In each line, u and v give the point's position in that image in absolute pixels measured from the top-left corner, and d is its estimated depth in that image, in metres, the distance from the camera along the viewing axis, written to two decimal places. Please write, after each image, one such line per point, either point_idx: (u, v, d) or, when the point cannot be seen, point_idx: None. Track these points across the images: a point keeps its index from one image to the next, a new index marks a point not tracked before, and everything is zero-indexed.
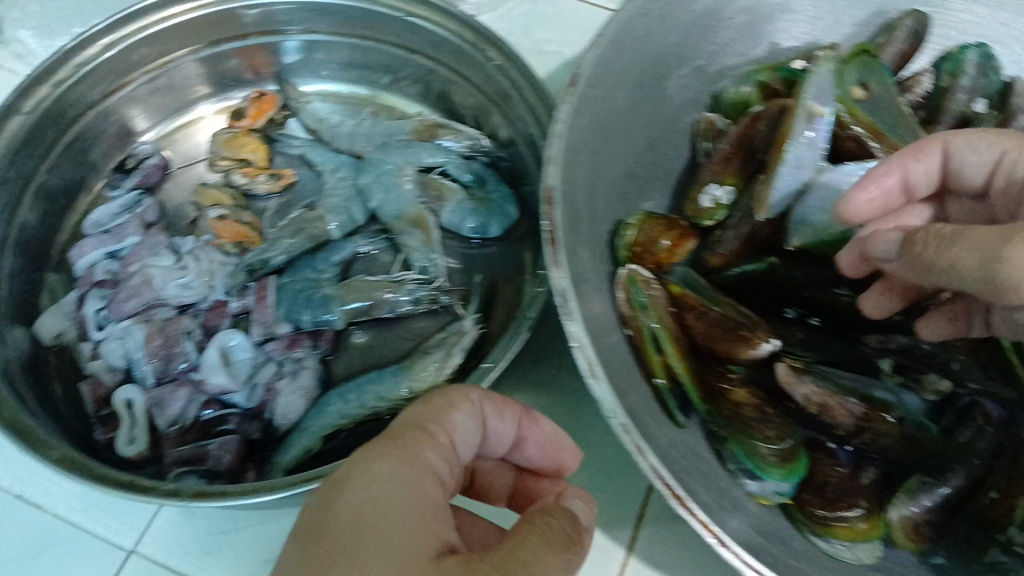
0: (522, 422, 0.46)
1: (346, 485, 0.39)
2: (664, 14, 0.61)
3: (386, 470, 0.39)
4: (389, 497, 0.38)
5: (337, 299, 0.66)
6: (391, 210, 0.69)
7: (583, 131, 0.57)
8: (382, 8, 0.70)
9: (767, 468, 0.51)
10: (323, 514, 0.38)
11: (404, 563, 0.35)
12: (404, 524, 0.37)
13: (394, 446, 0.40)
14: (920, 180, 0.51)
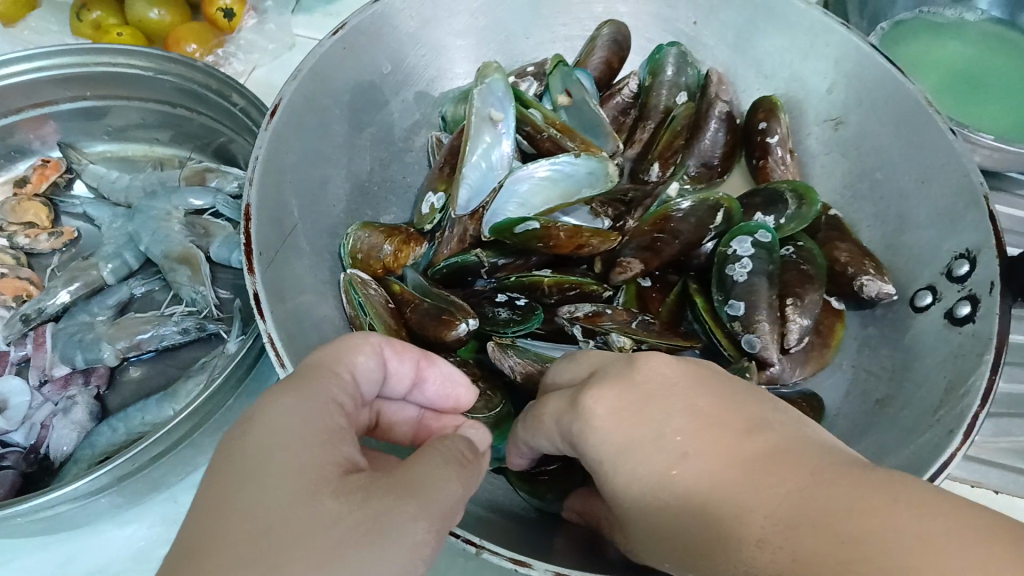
0: (422, 362, 0.49)
1: (255, 422, 0.40)
2: (369, 45, 0.67)
3: (298, 401, 0.40)
4: (294, 423, 0.39)
5: (106, 338, 0.70)
6: (158, 250, 0.75)
7: (291, 152, 0.62)
8: (136, 70, 0.75)
9: None
10: (234, 449, 0.39)
11: (312, 484, 0.37)
12: (312, 447, 0.38)
13: (298, 381, 0.42)
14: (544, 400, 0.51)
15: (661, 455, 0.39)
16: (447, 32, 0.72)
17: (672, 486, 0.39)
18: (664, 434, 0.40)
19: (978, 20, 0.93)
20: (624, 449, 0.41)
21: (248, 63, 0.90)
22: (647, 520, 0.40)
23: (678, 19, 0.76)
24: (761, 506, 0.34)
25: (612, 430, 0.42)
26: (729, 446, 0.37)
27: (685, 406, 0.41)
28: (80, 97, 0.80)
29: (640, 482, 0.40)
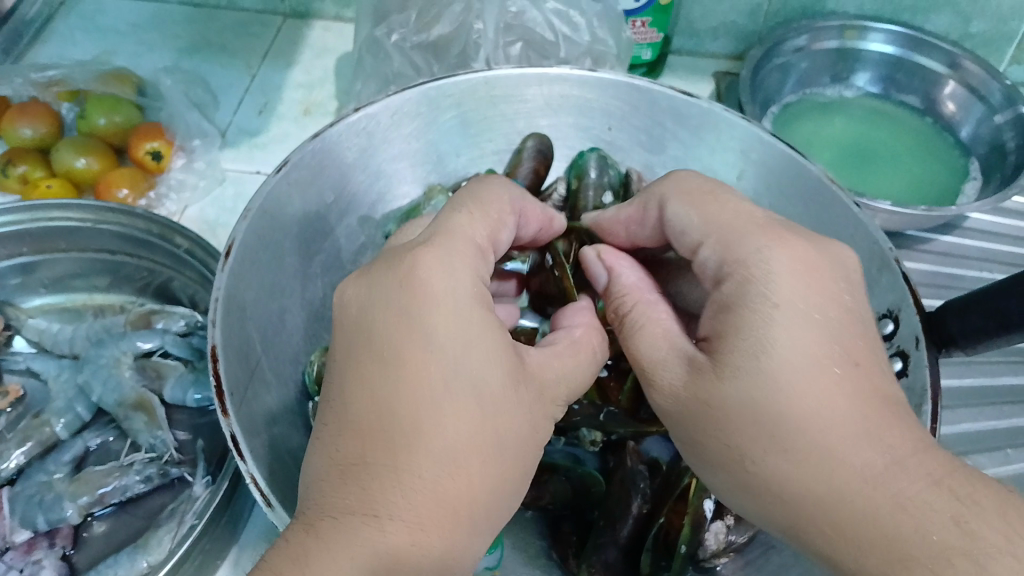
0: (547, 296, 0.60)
1: (428, 294, 0.46)
2: (312, 177, 0.70)
3: (458, 276, 0.47)
4: (466, 301, 0.46)
5: (68, 495, 0.69)
6: (112, 399, 0.74)
7: (247, 289, 0.63)
8: (76, 220, 0.76)
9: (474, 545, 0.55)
10: (414, 316, 0.45)
11: (489, 374, 0.45)
12: (483, 332, 0.46)
13: (445, 257, 0.48)
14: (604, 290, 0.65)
15: (816, 353, 0.46)
16: (383, 158, 0.76)
17: (805, 391, 0.46)
18: (813, 336, 0.47)
19: (856, 97, 1.03)
20: (786, 325, 0.47)
21: (181, 201, 0.91)
22: (752, 391, 0.47)
23: (591, 128, 0.82)
24: (878, 462, 0.44)
25: (780, 310, 0.47)
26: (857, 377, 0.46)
27: (819, 363, 0.46)
28: (18, 253, 0.79)
29: (776, 366, 0.46)
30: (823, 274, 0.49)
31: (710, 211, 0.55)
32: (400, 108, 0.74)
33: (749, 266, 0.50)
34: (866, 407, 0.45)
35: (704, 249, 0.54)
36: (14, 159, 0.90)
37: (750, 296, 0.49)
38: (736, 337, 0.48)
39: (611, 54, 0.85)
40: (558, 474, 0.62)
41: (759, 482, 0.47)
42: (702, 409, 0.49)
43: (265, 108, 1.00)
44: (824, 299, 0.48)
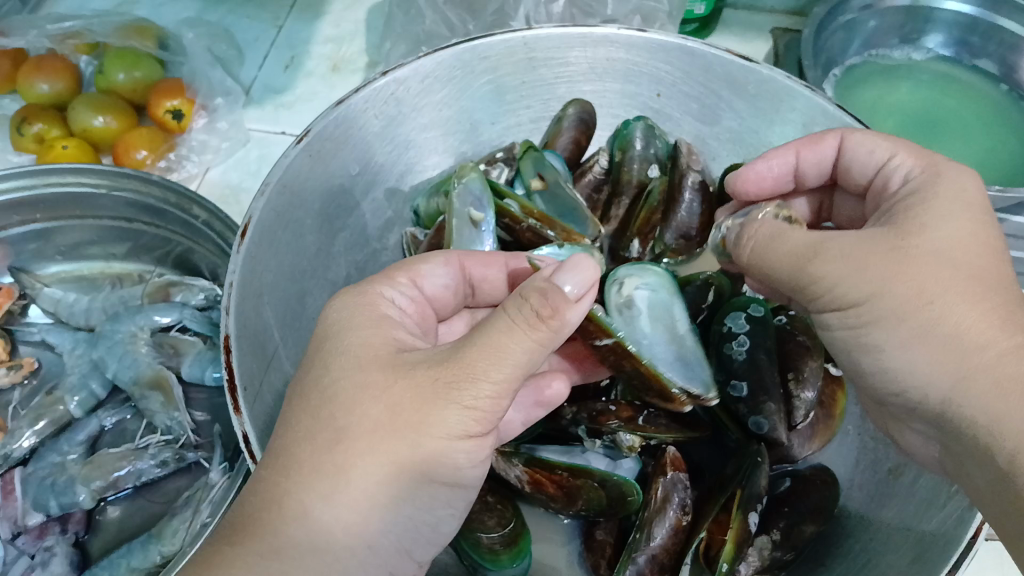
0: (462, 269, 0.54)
1: (329, 335, 0.44)
2: (337, 148, 0.66)
3: (355, 313, 0.44)
4: (357, 331, 0.43)
5: (80, 479, 0.66)
6: (128, 377, 0.71)
7: (263, 274, 0.59)
8: (89, 188, 0.73)
9: (497, 559, 0.54)
10: (325, 353, 0.43)
11: (367, 365, 0.41)
12: (370, 335, 0.43)
13: (364, 293, 0.46)
14: (808, 169, 0.57)
15: (976, 253, 0.43)
16: (411, 128, 0.71)
17: (971, 258, 0.43)
18: (970, 241, 0.43)
19: (924, 60, 0.95)
20: (959, 223, 0.44)
21: (202, 164, 0.87)
22: (899, 279, 0.43)
23: (635, 94, 0.75)
24: (1011, 360, 0.40)
25: (955, 213, 0.44)
26: (993, 286, 0.42)
27: (976, 250, 0.43)
28: (30, 220, 0.76)
29: (925, 254, 0.43)
30: (973, 188, 0.46)
31: (891, 139, 0.52)
32: (431, 73, 0.68)
33: (919, 192, 0.46)
34: (1000, 317, 0.41)
35: (893, 160, 0.51)
36: (29, 117, 0.85)
37: (924, 198, 0.46)
38: (913, 217, 0.44)
39: (663, 11, 0.78)
40: (591, 480, 0.57)
41: (892, 353, 0.44)
42: (863, 273, 0.43)
43: (292, 64, 0.95)
44: (987, 226, 0.45)
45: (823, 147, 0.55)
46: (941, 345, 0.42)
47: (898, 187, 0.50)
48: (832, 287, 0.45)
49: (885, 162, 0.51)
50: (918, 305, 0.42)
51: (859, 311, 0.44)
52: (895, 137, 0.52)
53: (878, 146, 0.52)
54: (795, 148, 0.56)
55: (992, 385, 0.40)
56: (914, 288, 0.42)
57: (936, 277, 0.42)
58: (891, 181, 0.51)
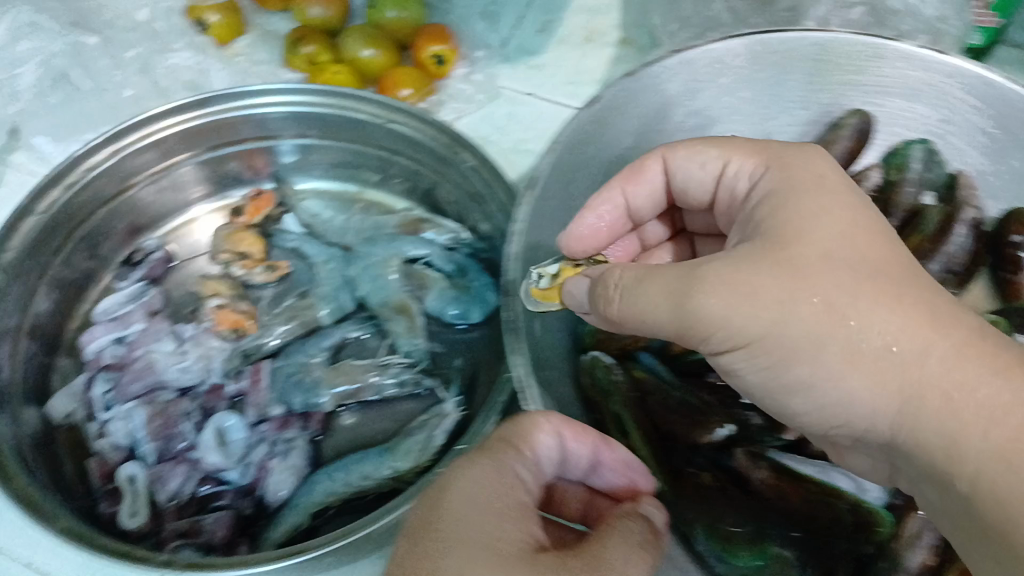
0: (597, 445, 0.51)
1: (445, 493, 0.44)
2: (618, 117, 0.67)
3: (478, 480, 0.45)
4: (480, 503, 0.44)
5: (325, 382, 0.71)
6: (378, 298, 0.75)
7: (540, 226, 0.63)
8: (366, 117, 0.77)
9: (734, 550, 0.52)
10: (438, 520, 0.43)
11: (506, 560, 0.41)
12: (510, 525, 0.43)
13: (494, 456, 0.46)
14: (641, 197, 0.60)
15: (859, 239, 0.45)
16: (687, 110, 0.71)
17: (852, 250, 0.44)
18: (845, 228, 0.45)
19: None
20: (830, 215, 0.45)
21: (455, 111, 0.91)
22: (800, 290, 0.43)
23: (920, 114, 0.71)
24: (928, 355, 0.41)
25: (829, 204, 0.46)
26: (903, 282, 0.43)
27: (855, 240, 0.44)
28: (305, 134, 0.81)
29: (824, 258, 0.44)
30: (819, 169, 0.49)
31: (715, 146, 0.54)
32: (716, 59, 0.68)
33: (778, 196, 0.48)
34: (916, 307, 0.42)
35: (729, 164, 0.53)
36: (303, 38, 0.90)
37: (799, 185, 0.48)
38: (780, 228, 0.46)
39: (954, 35, 0.76)
40: (839, 500, 0.55)
41: (820, 377, 0.43)
42: (772, 308, 0.43)
43: (547, 28, 0.97)
44: (852, 207, 0.46)
45: (649, 177, 0.59)
46: (863, 363, 0.42)
47: (740, 189, 0.53)
48: (736, 326, 0.44)
49: (723, 169, 0.54)
50: (841, 324, 0.42)
51: (765, 350, 0.44)
52: (718, 143, 0.54)
53: (708, 156, 0.54)
54: (618, 184, 0.60)
55: (932, 394, 0.40)
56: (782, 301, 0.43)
57: (914, 297, 0.42)
58: (736, 186, 0.53)
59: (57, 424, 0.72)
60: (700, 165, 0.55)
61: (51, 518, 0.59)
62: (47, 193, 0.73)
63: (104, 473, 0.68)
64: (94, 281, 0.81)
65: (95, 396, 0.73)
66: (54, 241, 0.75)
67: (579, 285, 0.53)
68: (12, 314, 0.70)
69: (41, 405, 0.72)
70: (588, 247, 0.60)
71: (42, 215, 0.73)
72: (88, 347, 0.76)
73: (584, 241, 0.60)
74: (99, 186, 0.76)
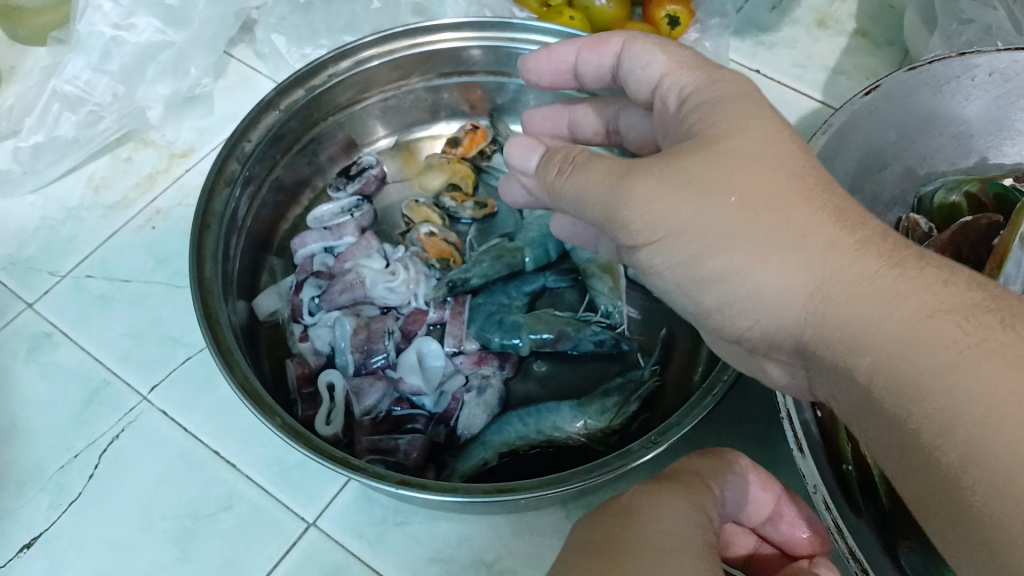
0: (780, 499, 0.51)
1: (634, 514, 0.42)
2: (889, 113, 0.64)
3: (673, 514, 0.42)
4: (672, 529, 0.41)
5: (526, 327, 0.71)
6: (586, 254, 0.76)
7: None
8: None
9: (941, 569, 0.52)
10: (621, 531, 0.41)
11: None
12: (691, 553, 0.40)
13: (687, 489, 0.44)
14: (587, 68, 0.56)
15: (796, 177, 0.40)
16: (954, 116, 0.67)
17: (777, 169, 0.41)
18: (777, 155, 0.41)
19: None
20: (771, 138, 0.42)
21: None
22: (772, 204, 0.39)
23: None
24: (872, 272, 0.36)
25: (774, 132, 0.42)
26: (824, 204, 0.39)
27: (774, 167, 0.41)
28: None
29: (752, 171, 0.41)
30: (761, 104, 0.45)
31: (660, 53, 0.50)
32: (1002, 69, 0.63)
33: (714, 110, 0.45)
34: (827, 224, 0.38)
35: (666, 79, 0.49)
36: None
37: (739, 106, 0.44)
38: (728, 141, 0.42)
39: None
40: None
41: (767, 290, 0.39)
42: (743, 205, 0.40)
43: (780, 6, 0.94)
44: (786, 138, 0.42)
45: (605, 52, 0.54)
46: (804, 271, 0.38)
47: (673, 97, 0.48)
48: (667, 226, 0.41)
49: (661, 78, 0.50)
50: (804, 238, 0.38)
51: (722, 249, 0.40)
52: (670, 47, 0.50)
53: (654, 59, 0.50)
54: (579, 46, 0.56)
55: (834, 301, 0.36)
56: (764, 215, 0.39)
57: (817, 217, 0.38)
58: (668, 101, 0.49)
59: (263, 321, 0.74)
60: (612, 45, 0.54)
61: (272, 412, 0.60)
62: (291, 92, 0.74)
63: (303, 376, 0.70)
64: (309, 186, 0.83)
65: (303, 300, 0.73)
66: (286, 141, 0.77)
67: (532, 155, 0.52)
68: (244, 204, 0.73)
69: (251, 298, 0.73)
70: (535, 77, 0.59)
71: (282, 112, 0.74)
72: (298, 251, 0.77)
73: (535, 70, 0.59)
74: (334, 95, 0.78)
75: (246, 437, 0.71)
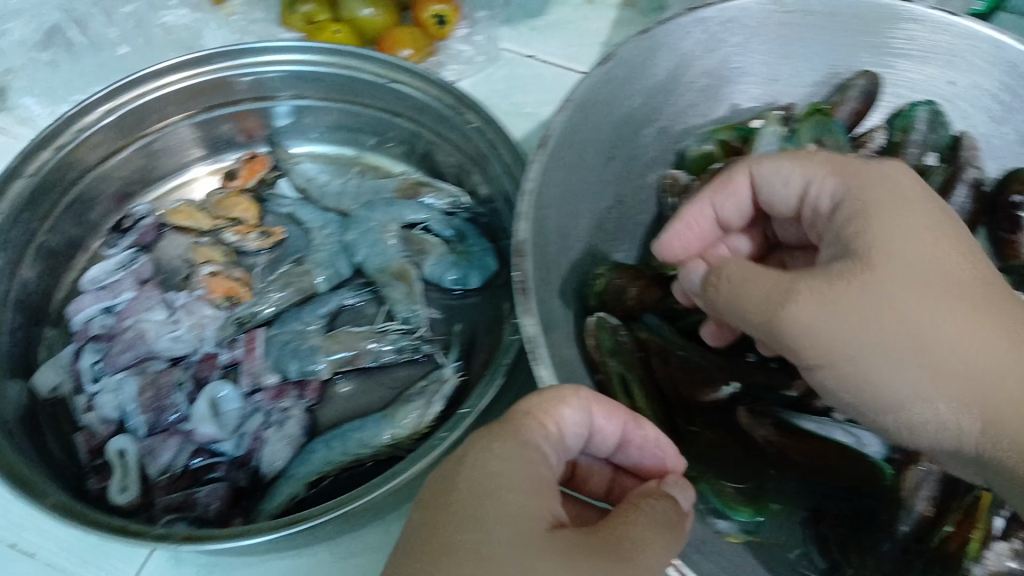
0: (628, 422, 0.47)
1: (460, 470, 0.41)
2: (633, 78, 0.65)
3: (497, 464, 0.41)
4: (493, 486, 0.40)
5: (321, 350, 0.69)
6: (376, 264, 0.73)
7: (553, 188, 0.61)
8: (369, 77, 0.74)
9: (733, 506, 0.54)
10: (445, 493, 0.40)
11: (525, 543, 0.38)
12: (528, 500, 0.40)
13: (515, 434, 0.42)
14: (728, 213, 0.53)
15: (938, 245, 0.42)
16: (701, 70, 0.69)
17: (940, 270, 0.42)
18: (920, 250, 0.42)
19: None
20: (886, 217, 0.43)
21: (454, 73, 0.89)
22: (859, 312, 0.41)
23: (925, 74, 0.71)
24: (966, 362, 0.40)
25: (893, 209, 0.43)
26: (993, 303, 0.41)
27: (933, 259, 0.42)
28: (302, 94, 0.79)
29: (909, 282, 0.41)
30: (877, 175, 0.45)
31: (790, 160, 0.49)
32: (733, 19, 0.67)
33: (859, 209, 0.44)
34: (985, 323, 0.41)
35: (811, 186, 0.47)
36: None
37: (851, 211, 0.44)
38: (859, 242, 0.43)
39: None
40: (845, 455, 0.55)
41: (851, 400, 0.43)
42: (776, 325, 0.43)
43: None
44: (926, 212, 0.44)
45: (737, 191, 0.52)
46: (976, 392, 0.40)
47: (822, 206, 0.47)
48: (829, 348, 0.41)
49: (806, 188, 0.48)
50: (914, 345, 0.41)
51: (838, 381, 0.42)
52: (800, 157, 0.48)
53: (789, 171, 0.48)
54: (706, 199, 0.53)
55: None
56: (925, 332, 0.40)
57: (987, 321, 0.41)
58: (820, 206, 0.47)
59: (43, 399, 0.69)
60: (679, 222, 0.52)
61: (41, 495, 0.55)
62: (35, 156, 0.70)
63: (92, 448, 0.66)
64: (82, 248, 0.78)
65: (84, 368, 0.70)
66: (43, 206, 0.72)
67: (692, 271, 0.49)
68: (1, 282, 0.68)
69: (27, 376, 0.69)
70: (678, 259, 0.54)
71: (30, 177, 0.69)
72: (75, 317, 0.73)
73: (677, 245, 0.54)
74: (88, 149, 0.74)
75: (38, 522, 0.64)
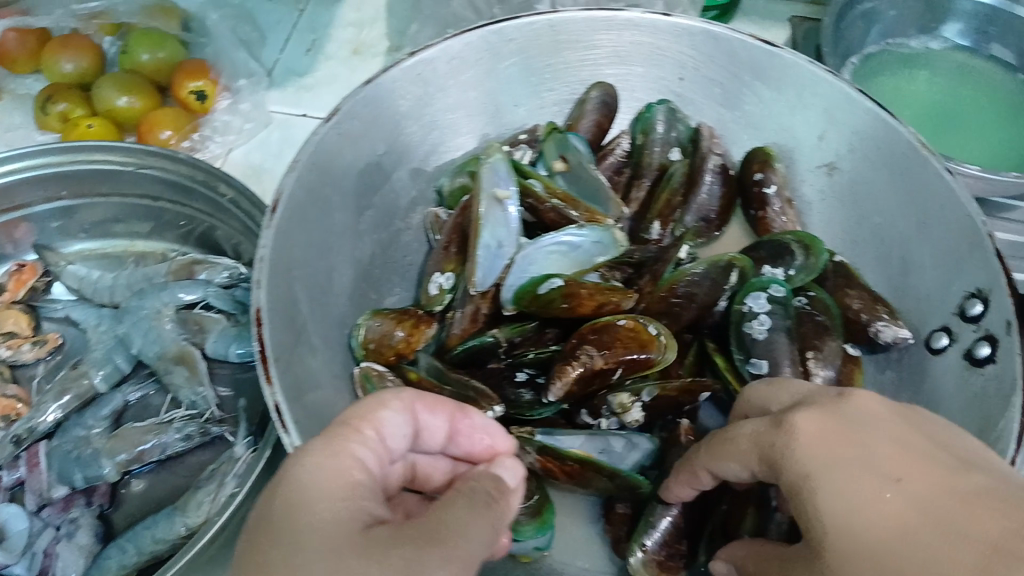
0: (453, 414, 0.49)
1: (281, 484, 0.39)
2: (365, 127, 0.66)
3: (321, 471, 0.40)
4: (319, 491, 0.39)
5: (105, 452, 0.67)
6: (152, 353, 0.72)
7: (294, 249, 0.59)
8: (115, 165, 0.73)
9: (518, 528, 0.54)
10: (266, 510, 0.38)
11: (342, 545, 0.37)
12: (345, 504, 0.39)
13: (338, 444, 0.41)
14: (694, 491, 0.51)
15: (863, 478, 0.37)
16: (439, 107, 0.71)
17: (863, 497, 0.37)
18: (847, 479, 0.38)
19: (944, 50, 0.93)
20: (825, 481, 0.38)
21: (225, 145, 0.88)
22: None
23: (653, 76, 0.75)
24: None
25: (825, 462, 0.38)
26: (940, 505, 0.34)
27: (866, 473, 0.37)
28: (57, 197, 0.77)
29: (842, 540, 0.36)
30: (814, 426, 0.40)
31: (719, 452, 0.45)
32: (458, 54, 0.69)
33: (779, 465, 0.41)
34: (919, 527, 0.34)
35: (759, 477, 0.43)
36: (55, 96, 0.86)
37: (794, 479, 0.40)
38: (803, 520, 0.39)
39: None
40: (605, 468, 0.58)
41: None
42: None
43: (313, 47, 0.95)
44: (863, 440, 0.39)
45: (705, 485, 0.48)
46: None
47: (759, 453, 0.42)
48: None
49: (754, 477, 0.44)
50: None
51: None
52: (734, 453, 0.44)
53: (735, 469, 0.44)
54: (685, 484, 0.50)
55: None
56: (856, 507, 0.36)
57: (929, 480, 0.36)
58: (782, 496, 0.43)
59: None
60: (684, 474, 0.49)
61: None
62: None
63: None
64: None
65: None
66: None
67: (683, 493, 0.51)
68: None
69: None
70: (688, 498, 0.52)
71: None
72: None
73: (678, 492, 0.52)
74: None
75: None
